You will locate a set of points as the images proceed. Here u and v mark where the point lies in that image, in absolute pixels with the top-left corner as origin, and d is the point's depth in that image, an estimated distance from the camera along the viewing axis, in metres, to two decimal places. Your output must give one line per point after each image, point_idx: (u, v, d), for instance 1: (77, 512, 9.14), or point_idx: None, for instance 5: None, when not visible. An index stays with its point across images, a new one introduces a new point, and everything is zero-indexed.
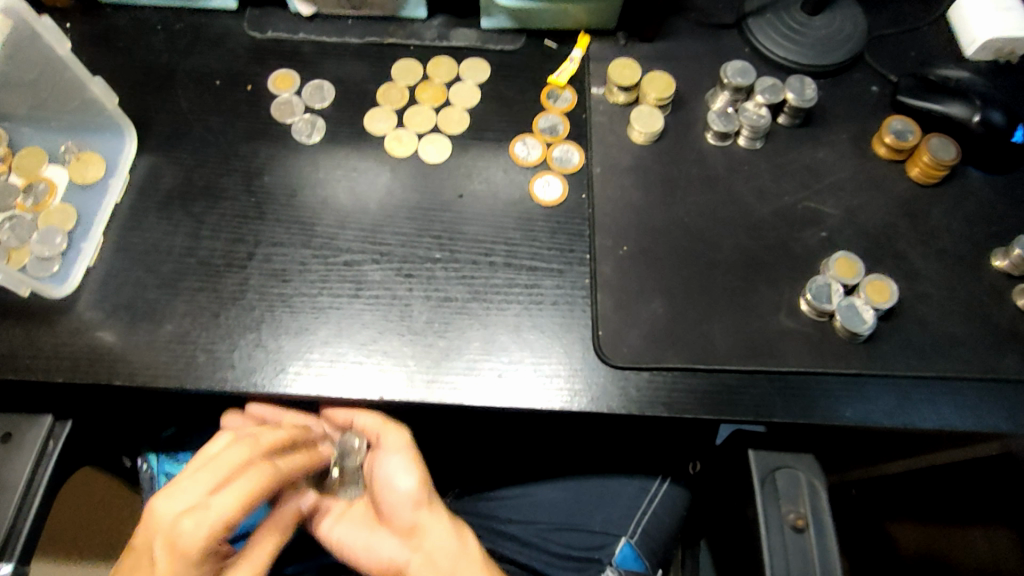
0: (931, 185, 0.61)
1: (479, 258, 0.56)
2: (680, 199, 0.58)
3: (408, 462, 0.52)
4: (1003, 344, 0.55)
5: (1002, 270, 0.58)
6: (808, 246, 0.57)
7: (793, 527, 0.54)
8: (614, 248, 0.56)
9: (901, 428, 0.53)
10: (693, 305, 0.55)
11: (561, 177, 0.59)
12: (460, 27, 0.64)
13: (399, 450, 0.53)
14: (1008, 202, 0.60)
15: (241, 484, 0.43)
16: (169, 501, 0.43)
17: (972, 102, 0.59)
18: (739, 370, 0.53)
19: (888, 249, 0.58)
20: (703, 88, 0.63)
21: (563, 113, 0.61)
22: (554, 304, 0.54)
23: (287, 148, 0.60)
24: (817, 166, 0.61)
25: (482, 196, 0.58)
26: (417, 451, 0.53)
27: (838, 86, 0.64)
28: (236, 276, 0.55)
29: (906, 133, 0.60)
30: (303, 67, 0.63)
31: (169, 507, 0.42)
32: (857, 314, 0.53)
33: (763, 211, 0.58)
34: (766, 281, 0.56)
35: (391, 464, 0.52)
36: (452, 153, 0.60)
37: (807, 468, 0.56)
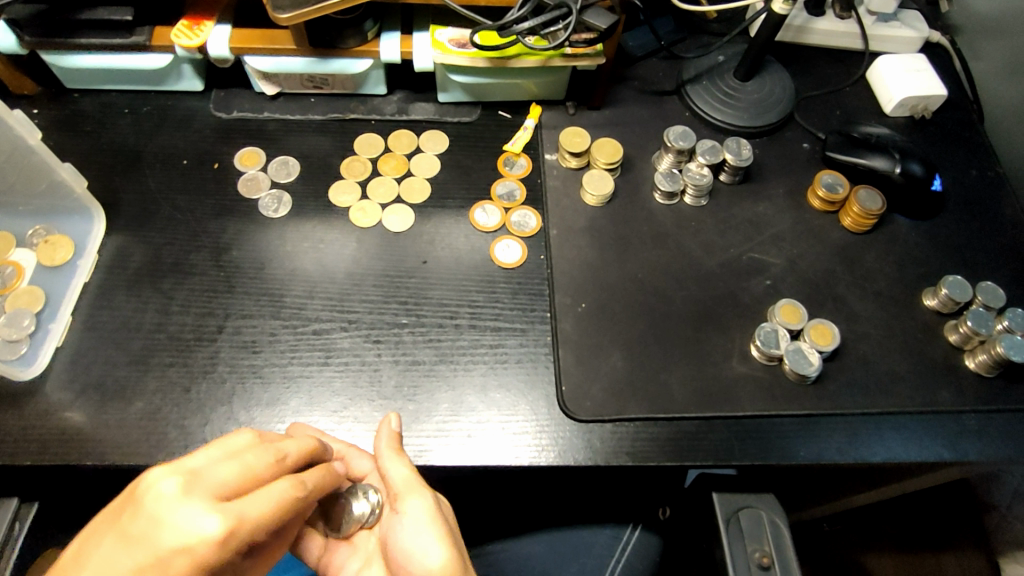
0: (863, 233, 0.65)
1: (445, 322, 0.58)
2: (633, 256, 0.62)
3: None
4: (937, 377, 0.59)
5: (932, 308, 0.62)
6: (755, 294, 0.61)
7: (759, 566, 0.56)
8: (573, 305, 0.59)
9: (852, 464, 0.56)
10: (652, 357, 0.57)
11: (520, 240, 0.62)
12: (419, 102, 0.68)
13: (428, 517, 0.44)
14: (933, 245, 0.66)
15: (263, 494, 0.37)
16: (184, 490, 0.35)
17: (893, 156, 0.65)
18: (697, 417, 0.55)
19: (829, 293, 0.62)
20: (649, 151, 0.67)
21: (519, 179, 0.65)
22: (517, 362, 0.57)
23: (254, 222, 0.62)
24: (758, 219, 0.65)
25: (444, 261, 0.61)
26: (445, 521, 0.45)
27: (772, 145, 0.69)
28: (206, 349, 0.56)
29: (836, 187, 0.65)
30: (268, 143, 0.65)
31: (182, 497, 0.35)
32: (804, 357, 0.57)
33: (711, 264, 0.62)
34: (717, 330, 0.59)
35: (414, 532, 0.44)
36: (415, 221, 0.62)
37: (767, 506, 0.59)
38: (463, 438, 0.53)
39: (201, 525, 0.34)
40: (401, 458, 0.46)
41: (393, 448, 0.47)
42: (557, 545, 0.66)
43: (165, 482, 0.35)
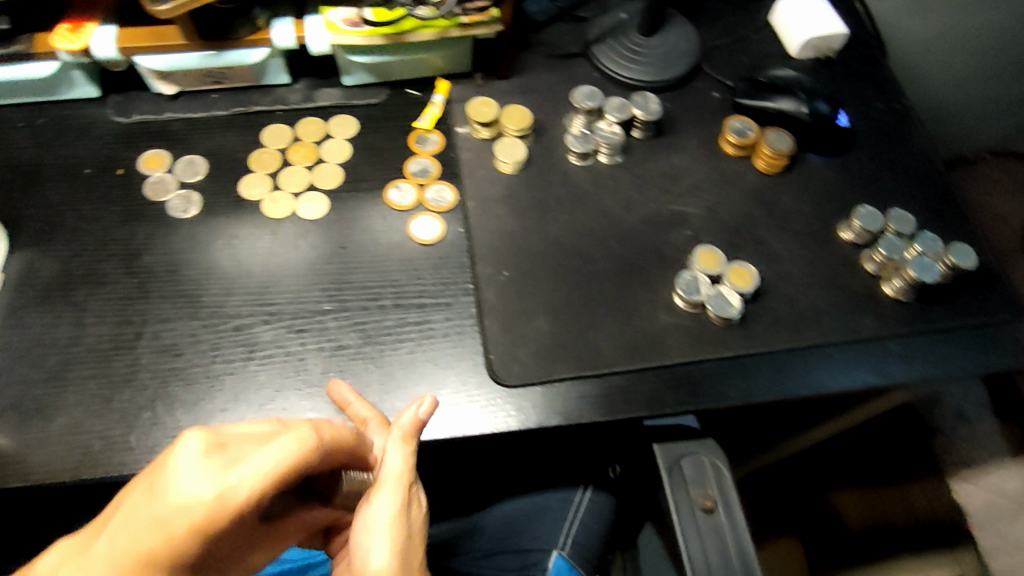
0: (777, 175, 0.66)
1: (369, 303, 0.57)
2: (553, 219, 0.62)
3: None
4: (858, 306, 0.61)
5: (848, 241, 0.64)
6: (675, 244, 0.61)
7: (704, 509, 0.57)
8: (495, 274, 0.59)
9: (782, 399, 0.57)
10: (577, 316, 0.57)
11: (437, 215, 0.62)
12: (325, 88, 0.67)
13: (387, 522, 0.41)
14: (846, 179, 0.67)
15: (265, 458, 0.34)
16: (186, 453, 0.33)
17: (799, 96, 0.66)
18: (626, 370, 0.56)
19: (748, 236, 0.63)
20: (560, 114, 0.67)
21: (432, 156, 0.65)
22: (444, 335, 0.56)
23: (164, 225, 0.60)
24: (673, 171, 0.65)
25: (362, 244, 0.60)
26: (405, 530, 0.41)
27: (683, 97, 0.70)
28: (124, 358, 0.55)
29: (745, 131, 0.66)
30: (173, 144, 0.64)
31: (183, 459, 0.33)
32: (726, 300, 0.58)
33: (631, 219, 0.62)
34: (640, 283, 0.59)
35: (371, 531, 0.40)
36: (330, 207, 0.61)
37: (709, 452, 0.60)
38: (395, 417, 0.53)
39: (199, 489, 0.32)
40: (402, 446, 0.45)
41: (403, 441, 0.46)
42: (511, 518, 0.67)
43: (185, 442, 0.34)
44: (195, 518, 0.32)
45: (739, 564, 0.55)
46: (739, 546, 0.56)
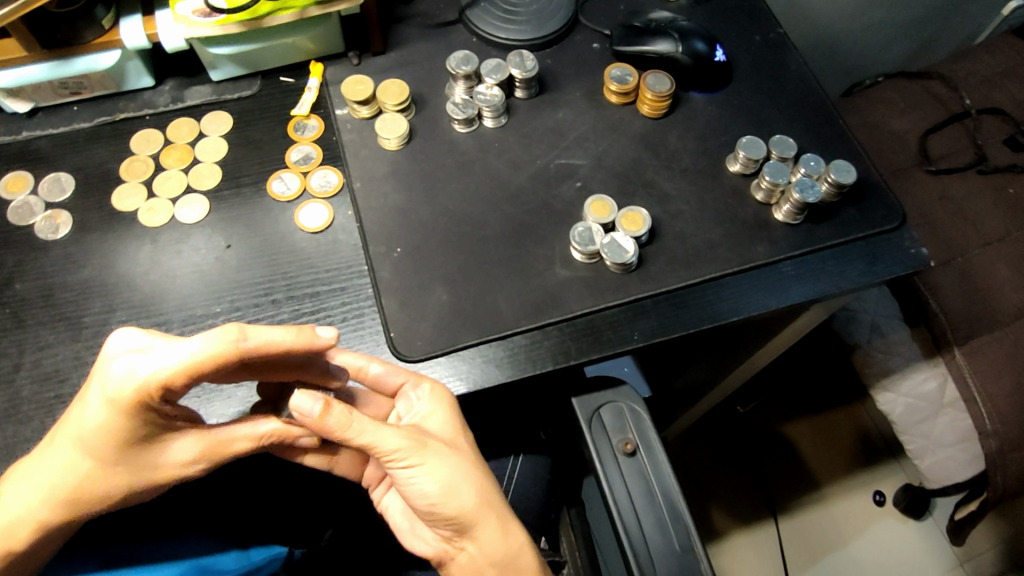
0: (662, 117, 0.67)
1: (261, 298, 0.56)
2: (442, 190, 0.61)
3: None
4: (751, 235, 0.62)
5: (737, 173, 0.65)
6: (566, 198, 0.61)
7: (625, 453, 0.59)
8: (388, 252, 0.58)
9: (686, 336, 0.58)
10: (475, 282, 0.57)
11: (325, 202, 0.60)
12: (194, 86, 0.64)
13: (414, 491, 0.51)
14: (729, 113, 0.68)
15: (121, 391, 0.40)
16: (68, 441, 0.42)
17: (673, 37, 0.66)
18: (529, 328, 0.56)
19: (639, 182, 0.63)
20: (440, 84, 0.66)
21: (313, 142, 0.63)
22: (342, 320, 0.56)
23: (35, 249, 0.57)
24: (559, 126, 0.65)
25: (248, 242, 0.58)
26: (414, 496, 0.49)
27: (563, 52, 0.69)
28: (6, 392, 0.52)
29: (626, 77, 0.66)
30: (35, 164, 0.61)
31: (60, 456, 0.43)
32: (620, 247, 0.58)
33: (520, 179, 0.62)
34: (536, 241, 0.59)
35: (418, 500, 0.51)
36: (211, 208, 0.59)
37: (626, 397, 0.61)
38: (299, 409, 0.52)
39: (69, 458, 0.43)
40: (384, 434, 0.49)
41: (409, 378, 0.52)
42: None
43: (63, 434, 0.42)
44: (109, 429, 0.41)
45: (661, 501, 0.57)
46: (661, 483, 0.58)
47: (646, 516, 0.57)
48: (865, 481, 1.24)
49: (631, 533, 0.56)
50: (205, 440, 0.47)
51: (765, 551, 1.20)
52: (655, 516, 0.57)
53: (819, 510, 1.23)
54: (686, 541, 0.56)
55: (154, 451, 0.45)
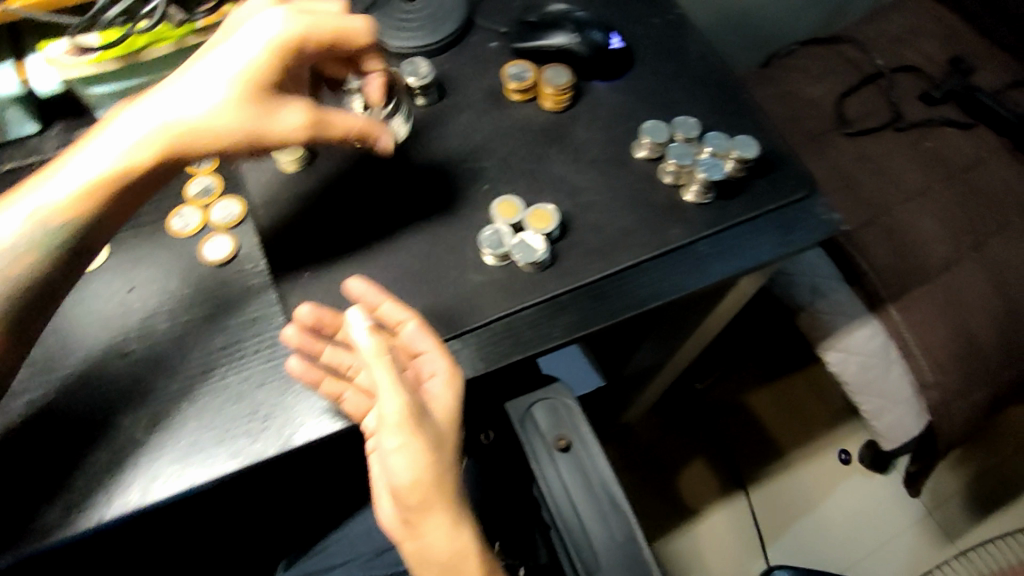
0: (566, 110, 0.67)
1: (170, 338, 0.55)
2: (347, 207, 0.60)
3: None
4: (662, 219, 0.62)
5: (645, 158, 0.65)
6: (474, 202, 0.61)
7: (560, 449, 0.58)
8: (297, 276, 0.57)
9: (608, 326, 0.57)
10: (388, 298, 0.56)
11: (227, 233, 0.59)
12: (82, 127, 0.62)
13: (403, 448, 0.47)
14: (632, 100, 0.68)
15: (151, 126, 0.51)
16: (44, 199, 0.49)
17: (568, 29, 0.66)
18: (446, 338, 0.55)
19: (547, 178, 0.63)
20: (337, 99, 0.65)
21: (212, 172, 0.61)
22: (256, 351, 0.55)
23: None
24: (463, 129, 0.65)
25: (153, 283, 0.57)
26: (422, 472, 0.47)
27: (461, 54, 0.69)
28: None
29: (523, 75, 0.66)
30: None
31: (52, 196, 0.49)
32: (530, 246, 0.57)
33: (427, 188, 0.61)
34: (446, 249, 0.59)
35: (394, 461, 0.47)
36: (111, 253, 0.58)
37: (559, 393, 0.61)
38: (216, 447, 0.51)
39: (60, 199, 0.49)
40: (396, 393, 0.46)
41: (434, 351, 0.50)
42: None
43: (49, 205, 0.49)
44: (136, 168, 0.51)
45: (600, 494, 0.57)
46: (598, 476, 0.58)
47: (586, 511, 0.57)
48: (829, 442, 1.26)
49: (571, 529, 0.57)
50: (256, 117, 0.52)
51: (739, 523, 1.22)
52: (594, 509, 0.57)
53: (788, 476, 1.25)
54: (628, 531, 0.56)
55: (184, 147, 0.51)
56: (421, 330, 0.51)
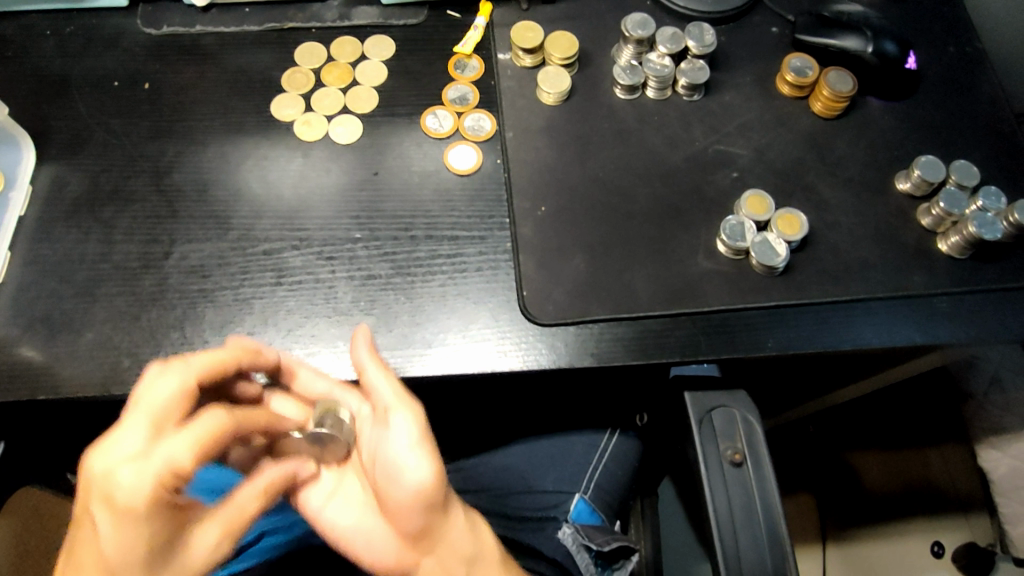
0: (834, 118, 0.63)
1: (403, 233, 0.56)
2: (595, 155, 0.59)
3: (420, 445, 0.45)
4: (909, 261, 0.58)
5: (905, 192, 0.60)
6: (720, 187, 0.59)
7: (732, 463, 0.55)
8: (532, 210, 0.56)
9: (819, 354, 0.55)
10: (614, 257, 0.55)
11: (474, 145, 0.59)
12: (361, 5, 0.64)
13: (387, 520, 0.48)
14: (908, 126, 0.63)
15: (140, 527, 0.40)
16: (103, 456, 0.37)
17: (864, 33, 0.61)
18: (663, 314, 0.54)
19: (798, 182, 0.60)
20: (608, 44, 0.63)
21: (471, 82, 0.62)
22: (477, 270, 0.55)
23: (194, 143, 0.59)
24: (724, 110, 0.62)
25: (396, 172, 0.58)
26: (474, 530, 0.48)
27: (740, 31, 0.65)
28: (153, 276, 0.54)
29: (805, 70, 0.62)
30: (203, 60, 0.62)
31: (103, 463, 0.37)
32: (771, 248, 0.55)
33: (675, 159, 0.60)
34: (681, 226, 0.57)
35: (455, 532, 0.47)
36: (363, 133, 0.59)
37: (740, 404, 0.58)
38: (425, 350, 0.52)
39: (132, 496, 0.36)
40: (414, 449, 0.45)
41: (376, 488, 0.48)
42: (549, 451, 0.66)
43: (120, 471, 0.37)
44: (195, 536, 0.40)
45: (761, 519, 0.54)
46: (764, 498, 0.54)
47: (743, 529, 0.53)
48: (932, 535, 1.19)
49: (725, 546, 0.53)
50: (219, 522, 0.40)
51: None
52: (753, 533, 0.53)
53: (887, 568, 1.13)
54: (781, 564, 0.53)
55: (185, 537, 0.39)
56: (381, 474, 0.46)
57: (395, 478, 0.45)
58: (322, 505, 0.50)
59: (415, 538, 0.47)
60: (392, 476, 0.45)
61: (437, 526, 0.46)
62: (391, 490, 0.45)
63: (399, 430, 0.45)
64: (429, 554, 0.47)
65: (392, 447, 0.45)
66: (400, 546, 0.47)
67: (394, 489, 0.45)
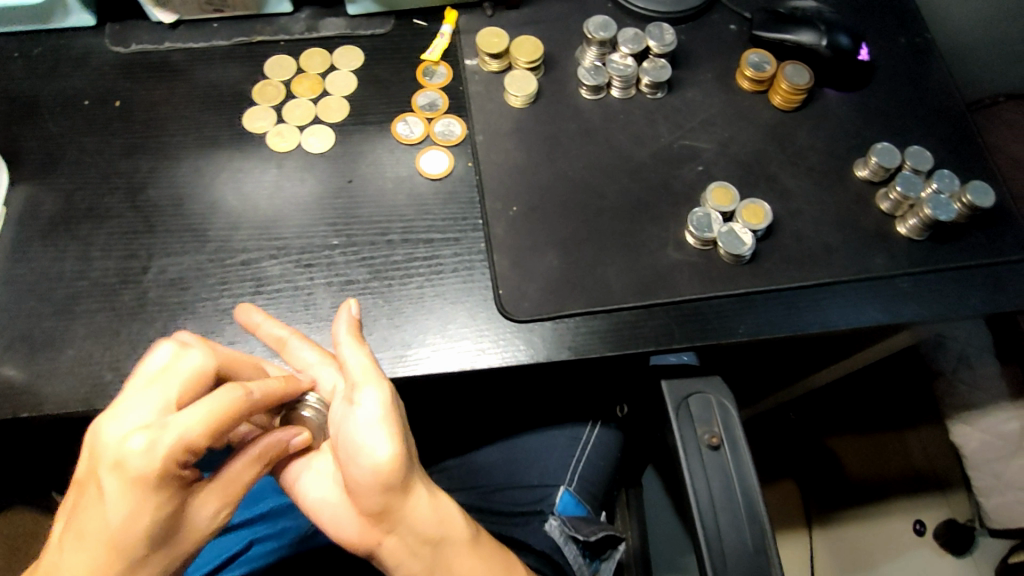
0: (793, 110, 0.65)
1: (379, 238, 0.57)
2: (564, 154, 0.60)
3: (384, 423, 0.42)
4: (870, 244, 0.60)
5: (864, 178, 0.62)
6: (686, 181, 0.61)
7: (710, 446, 0.57)
8: (504, 210, 0.58)
9: (788, 337, 0.57)
10: (587, 252, 0.57)
11: (445, 150, 0.60)
12: (329, 17, 0.65)
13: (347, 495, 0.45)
14: (864, 115, 0.65)
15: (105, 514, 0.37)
16: (116, 422, 0.37)
17: (817, 27, 0.64)
18: (636, 306, 0.55)
19: (762, 173, 0.62)
20: (572, 46, 0.65)
21: (441, 88, 0.63)
22: (453, 271, 0.56)
23: (168, 159, 0.59)
24: (687, 106, 0.64)
25: (370, 179, 0.59)
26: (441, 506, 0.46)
27: (699, 29, 0.67)
28: (133, 291, 0.54)
29: (763, 65, 0.64)
30: (174, 76, 0.62)
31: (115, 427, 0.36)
32: (737, 238, 0.57)
33: (642, 155, 0.61)
34: (650, 220, 0.59)
35: (420, 509, 0.44)
36: (336, 142, 0.60)
37: (715, 390, 0.59)
38: (406, 351, 0.53)
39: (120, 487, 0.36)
40: (376, 426, 0.42)
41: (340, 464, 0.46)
42: (534, 447, 0.67)
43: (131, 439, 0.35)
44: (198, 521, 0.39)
45: (741, 501, 0.55)
46: (742, 481, 0.56)
47: (724, 510, 0.55)
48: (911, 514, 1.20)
49: (707, 527, 0.54)
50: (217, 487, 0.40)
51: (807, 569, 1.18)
52: (733, 514, 0.55)
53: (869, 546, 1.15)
54: (761, 542, 0.54)
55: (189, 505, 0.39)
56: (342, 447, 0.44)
57: (355, 451, 0.42)
58: (305, 468, 0.47)
59: (374, 517, 0.44)
60: (351, 453, 0.43)
61: (396, 507, 0.43)
62: (350, 463, 0.43)
63: (364, 417, 0.42)
64: (390, 535, 0.44)
65: (356, 423, 0.43)
66: (360, 523, 0.44)
67: (352, 466, 0.43)
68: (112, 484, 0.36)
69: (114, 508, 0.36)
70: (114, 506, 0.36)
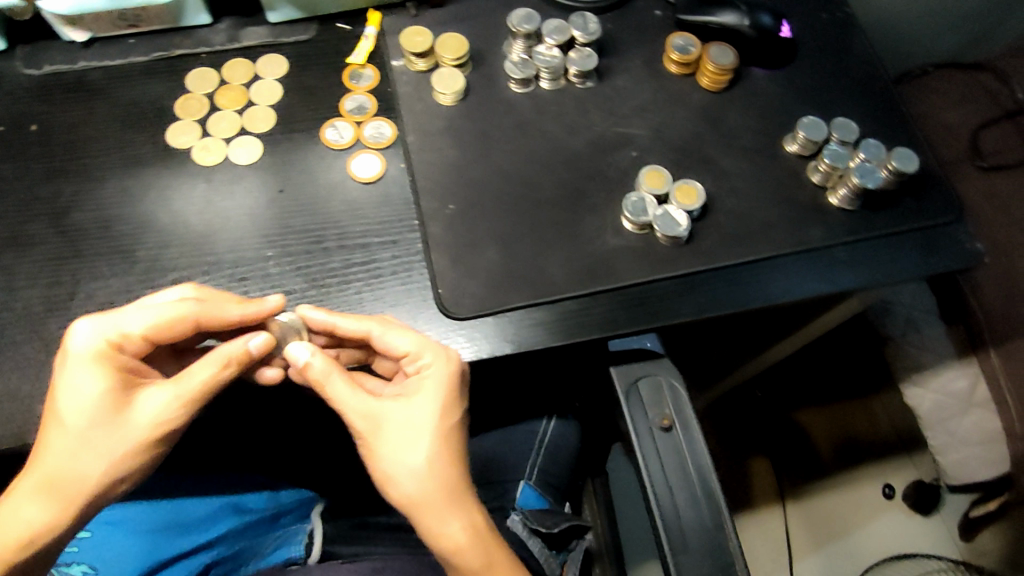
0: (721, 91, 0.65)
1: (315, 246, 0.56)
2: (497, 149, 0.60)
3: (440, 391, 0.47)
4: (805, 217, 0.61)
5: (795, 153, 0.63)
6: (620, 167, 0.61)
7: (662, 429, 0.57)
8: (440, 208, 0.57)
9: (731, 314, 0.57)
10: (526, 245, 0.57)
11: (377, 153, 0.60)
12: (250, 26, 0.64)
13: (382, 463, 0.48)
14: (791, 92, 0.66)
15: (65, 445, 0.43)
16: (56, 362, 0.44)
17: (739, 8, 0.64)
18: (578, 295, 0.55)
19: (695, 155, 0.62)
20: (499, 41, 0.65)
21: (369, 91, 0.62)
22: (392, 274, 0.56)
23: (90, 180, 0.57)
24: (617, 93, 0.64)
25: (301, 187, 0.58)
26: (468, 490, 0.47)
27: (625, 17, 0.68)
28: (60, 318, 0.53)
29: (689, 47, 0.65)
30: (92, 96, 0.61)
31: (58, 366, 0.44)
32: (673, 220, 0.57)
33: (575, 144, 0.61)
34: (587, 208, 0.59)
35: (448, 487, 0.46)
36: (264, 152, 0.59)
37: (665, 372, 0.59)
38: None
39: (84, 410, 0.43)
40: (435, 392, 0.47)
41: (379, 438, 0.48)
42: (494, 446, 0.67)
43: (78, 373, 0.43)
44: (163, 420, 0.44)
45: (696, 479, 0.56)
46: (696, 459, 0.56)
47: (679, 491, 0.55)
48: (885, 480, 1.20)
49: (663, 509, 0.54)
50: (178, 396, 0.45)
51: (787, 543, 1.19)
52: (689, 493, 0.55)
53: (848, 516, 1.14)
54: (718, 519, 0.54)
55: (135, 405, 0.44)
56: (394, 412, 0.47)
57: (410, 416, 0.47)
58: None
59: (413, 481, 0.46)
60: (404, 419, 0.47)
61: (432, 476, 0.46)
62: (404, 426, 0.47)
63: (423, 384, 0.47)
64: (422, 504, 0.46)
65: (416, 392, 0.48)
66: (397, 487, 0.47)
67: (403, 429, 0.47)
68: (96, 438, 0.43)
69: (99, 461, 0.43)
70: (87, 464, 0.43)
